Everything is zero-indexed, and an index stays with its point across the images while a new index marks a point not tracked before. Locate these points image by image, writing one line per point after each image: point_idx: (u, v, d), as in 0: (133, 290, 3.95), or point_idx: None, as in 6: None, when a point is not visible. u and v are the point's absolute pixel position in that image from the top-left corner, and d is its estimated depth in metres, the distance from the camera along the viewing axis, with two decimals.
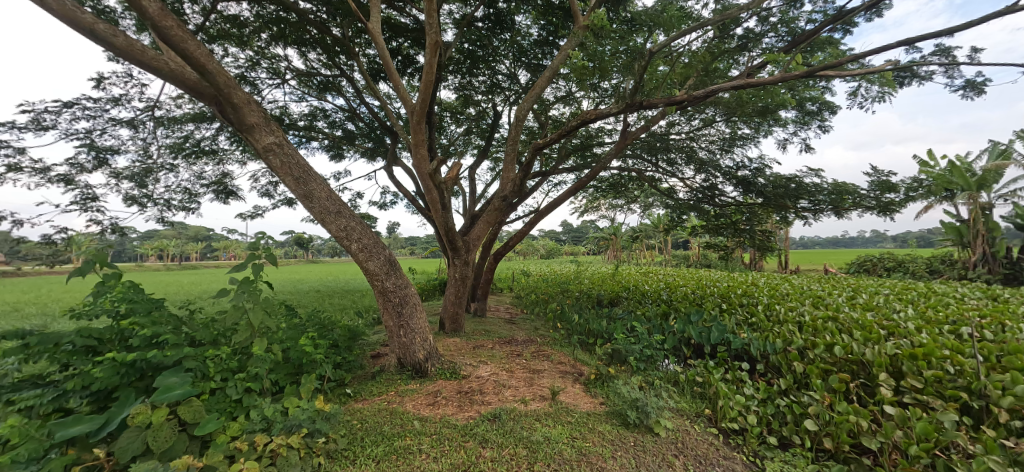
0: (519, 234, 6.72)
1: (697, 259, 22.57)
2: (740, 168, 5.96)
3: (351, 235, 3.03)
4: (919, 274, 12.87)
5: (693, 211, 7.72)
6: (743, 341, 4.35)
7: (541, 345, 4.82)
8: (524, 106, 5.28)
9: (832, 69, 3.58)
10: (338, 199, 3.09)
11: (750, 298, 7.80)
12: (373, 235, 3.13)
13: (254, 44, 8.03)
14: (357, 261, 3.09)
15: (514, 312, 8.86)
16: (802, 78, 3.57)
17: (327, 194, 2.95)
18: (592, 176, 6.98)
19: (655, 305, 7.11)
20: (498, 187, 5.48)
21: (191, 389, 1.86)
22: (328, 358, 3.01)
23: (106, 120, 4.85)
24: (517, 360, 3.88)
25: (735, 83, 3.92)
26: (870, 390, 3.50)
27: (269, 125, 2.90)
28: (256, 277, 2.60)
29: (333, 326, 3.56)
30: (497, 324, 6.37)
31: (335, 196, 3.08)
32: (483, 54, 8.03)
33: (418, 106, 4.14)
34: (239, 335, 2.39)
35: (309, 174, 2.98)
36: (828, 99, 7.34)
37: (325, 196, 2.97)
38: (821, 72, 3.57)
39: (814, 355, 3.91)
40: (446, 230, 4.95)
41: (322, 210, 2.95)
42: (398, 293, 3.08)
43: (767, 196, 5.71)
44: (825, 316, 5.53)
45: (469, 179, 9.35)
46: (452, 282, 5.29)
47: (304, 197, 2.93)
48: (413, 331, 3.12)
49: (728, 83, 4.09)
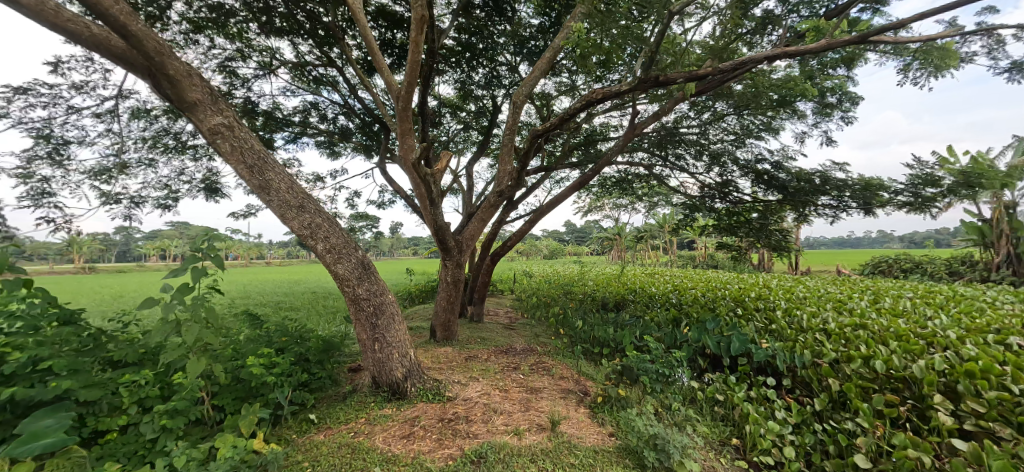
0: (518, 233, 6.28)
1: (703, 260, 22.02)
2: (759, 161, 5.47)
3: (316, 233, 2.61)
4: (938, 276, 12.28)
5: (704, 209, 7.27)
6: (767, 353, 3.91)
7: (542, 355, 4.41)
8: (524, 91, 4.79)
9: (885, 38, 3.06)
10: (304, 191, 2.70)
11: (766, 301, 7.33)
12: (345, 233, 2.72)
13: (242, 35, 7.64)
14: (325, 264, 2.67)
15: (514, 316, 8.45)
16: (853, 43, 3.07)
17: (289, 186, 2.57)
18: (597, 172, 6.49)
19: (665, 310, 6.64)
20: (495, 182, 5.04)
21: (67, 437, 1.54)
22: (290, 378, 2.60)
23: (66, 109, 4.43)
24: (514, 376, 3.45)
25: (770, 54, 3.42)
26: (920, 414, 3.02)
27: (216, 104, 2.53)
28: (195, 283, 2.16)
29: (304, 336, 3.15)
30: (495, 330, 5.94)
31: (300, 188, 2.69)
32: (483, 47, 7.61)
33: (403, 91, 3.74)
34: (166, 357, 1.99)
35: (266, 162, 2.59)
36: (849, 90, 6.87)
37: (286, 187, 2.59)
38: (874, 38, 3.05)
39: (851, 371, 3.46)
40: (438, 229, 4.51)
41: (281, 203, 2.56)
42: (372, 301, 2.65)
43: (790, 193, 5.23)
44: (853, 324, 5.06)
45: (467, 176, 8.92)
46: (444, 286, 4.84)
47: (260, 188, 2.54)
48: (389, 345, 2.68)
49: (760, 54, 3.59)
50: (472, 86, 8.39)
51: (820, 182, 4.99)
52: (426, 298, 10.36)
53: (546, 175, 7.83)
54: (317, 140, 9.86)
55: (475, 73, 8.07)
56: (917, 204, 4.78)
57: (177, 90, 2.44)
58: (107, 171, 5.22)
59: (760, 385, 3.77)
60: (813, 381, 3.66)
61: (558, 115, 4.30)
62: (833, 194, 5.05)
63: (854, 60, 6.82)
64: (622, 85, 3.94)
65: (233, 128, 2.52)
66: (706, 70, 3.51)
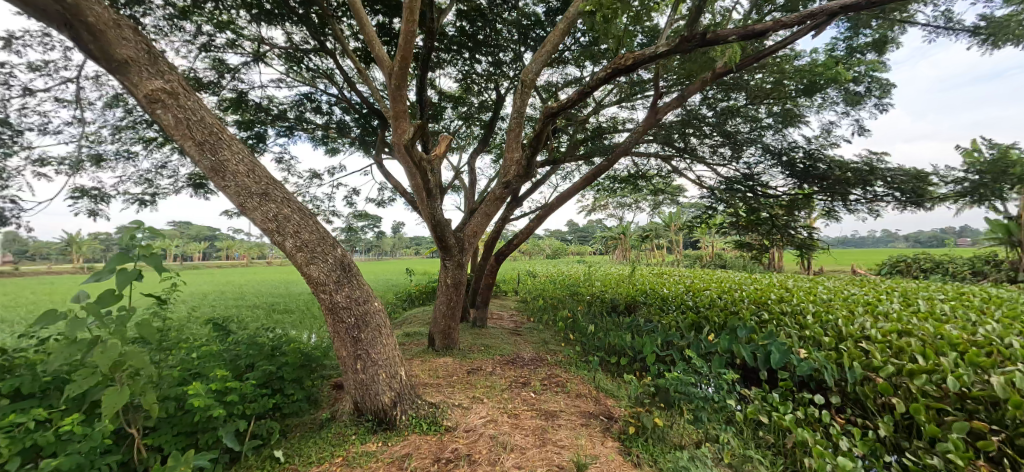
0: (524, 231, 5.81)
1: (710, 259, 21.48)
2: (786, 152, 4.99)
3: (284, 226, 2.17)
4: (961, 276, 11.72)
5: (725, 205, 6.76)
6: (811, 366, 3.44)
7: (553, 366, 3.96)
8: (535, 69, 4.26)
9: None
10: (271, 175, 2.29)
11: (789, 304, 6.83)
12: (320, 229, 2.27)
13: (232, 23, 7.19)
14: (296, 265, 2.21)
15: (519, 320, 7.98)
16: None
17: (248, 169, 2.15)
18: (609, 164, 6.00)
19: (681, 314, 6.17)
20: (501, 173, 4.57)
21: None
22: (253, 405, 2.16)
23: (21, 92, 3.96)
24: (523, 395, 2.99)
25: (845, 7, 2.95)
26: (1011, 445, 2.54)
27: (153, 67, 2.17)
28: (120, 291, 1.68)
29: (277, 350, 2.69)
30: (500, 336, 5.48)
31: (264, 172, 2.27)
32: (484, 36, 7.12)
33: (397, 67, 3.28)
34: (75, 389, 1.54)
35: (220, 138, 2.18)
36: (879, 77, 6.34)
37: (243, 170, 2.17)
38: None
39: (917, 387, 2.98)
40: (436, 226, 4.02)
41: (240, 189, 2.13)
42: (353, 311, 2.18)
43: (828, 183, 4.72)
44: (896, 329, 4.57)
45: (468, 171, 8.48)
46: (443, 289, 4.36)
47: (213, 170, 2.13)
48: (374, 364, 2.20)
49: (825, 12, 3.05)
50: (474, 77, 7.93)
51: (866, 171, 4.45)
52: (427, 300, 9.92)
53: (553, 168, 7.37)
54: (313, 134, 9.43)
55: (477, 64, 7.60)
56: (973, 195, 4.27)
57: (103, 47, 2.09)
58: (77, 161, 4.82)
59: (805, 403, 3.30)
60: (868, 399, 3.19)
61: (577, 91, 3.80)
62: (877, 185, 4.54)
63: (885, 45, 6.28)
64: (656, 45, 3.31)
65: (174, 96, 2.14)
66: (763, 28, 2.93)
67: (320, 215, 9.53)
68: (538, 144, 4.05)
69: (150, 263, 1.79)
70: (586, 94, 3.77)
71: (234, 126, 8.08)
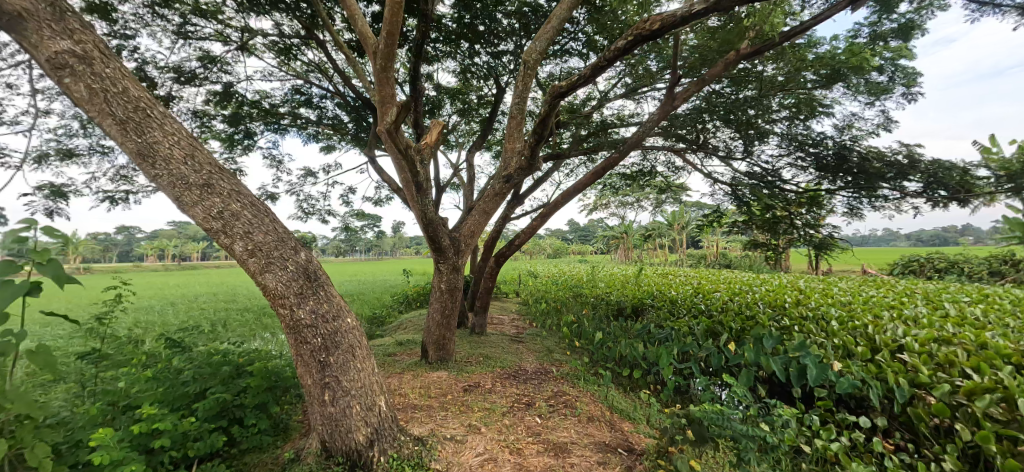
0: (526, 231, 5.39)
1: (714, 259, 21.01)
2: (815, 144, 4.55)
3: (230, 225, 1.92)
4: (978, 276, 11.26)
5: (741, 203, 6.35)
6: (852, 383, 3.06)
7: (560, 381, 3.57)
8: (539, 48, 3.80)
9: None
10: (214, 160, 2.03)
11: (807, 307, 6.45)
12: (278, 230, 1.99)
13: (217, 14, 6.79)
14: (247, 270, 1.96)
15: (521, 325, 7.62)
16: None
17: (184, 155, 1.90)
18: (619, 157, 5.56)
19: (694, 319, 5.77)
20: (500, 165, 4.18)
21: None
22: (196, 446, 1.81)
23: None
24: (526, 420, 2.62)
25: None
26: None
27: (61, 25, 1.87)
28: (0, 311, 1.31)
29: (241, 369, 2.32)
30: (501, 344, 5.11)
31: (205, 157, 2.00)
32: (484, 28, 6.70)
33: (383, 45, 2.87)
34: None
35: (148, 117, 1.91)
36: (905, 65, 5.88)
37: (179, 156, 1.92)
38: None
39: (981, 411, 2.59)
40: (428, 225, 3.62)
41: (174, 179, 1.89)
42: (320, 331, 1.91)
43: (862, 178, 4.32)
44: (934, 337, 4.18)
45: (467, 167, 8.10)
46: (437, 295, 3.97)
47: (140, 155, 1.87)
48: (345, 396, 1.92)
49: None
50: (472, 70, 7.52)
51: (906, 165, 4.04)
52: (425, 303, 9.53)
53: (556, 164, 6.99)
54: (305, 131, 9.04)
55: (477, 57, 7.21)
56: None
57: None
58: (40, 155, 4.45)
59: (845, 426, 2.93)
60: (921, 422, 2.82)
61: (591, 64, 3.31)
62: (913, 180, 4.14)
63: (911, 30, 5.85)
64: (678, 7, 2.89)
65: (87, 62, 1.84)
66: None
67: (313, 214, 9.12)
68: (545, 131, 3.59)
69: (46, 273, 1.43)
70: (604, 67, 3.29)
71: (224, 123, 7.71)
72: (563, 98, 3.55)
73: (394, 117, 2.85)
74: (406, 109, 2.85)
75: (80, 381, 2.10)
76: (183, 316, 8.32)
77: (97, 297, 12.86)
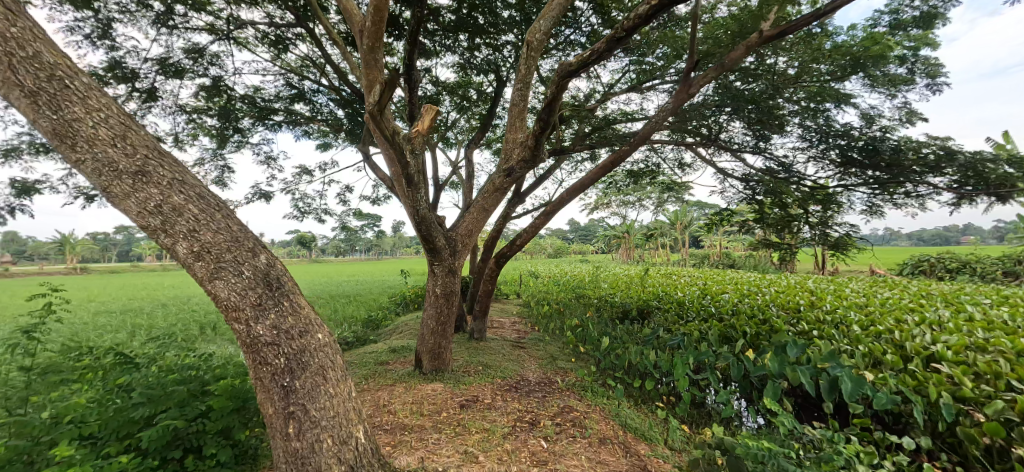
0: (527, 230, 5.09)
1: (717, 259, 20.68)
2: (841, 135, 4.21)
3: (172, 221, 1.74)
4: (993, 277, 10.90)
5: (755, 199, 6.04)
6: (891, 398, 2.76)
7: (564, 393, 3.28)
8: (543, 28, 3.46)
9: None
10: (152, 142, 1.84)
11: (823, 310, 6.14)
12: (230, 229, 1.83)
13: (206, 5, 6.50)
14: (191, 273, 1.80)
15: (522, 328, 7.33)
16: None
17: (111, 136, 1.71)
18: (627, 151, 5.23)
19: (704, 323, 5.48)
20: (501, 158, 3.87)
21: None
22: None
23: None
24: (530, 444, 2.35)
25: None
26: None
27: None
28: None
29: (205, 388, 2.06)
30: (502, 350, 4.82)
31: (139, 138, 1.81)
32: (485, 21, 6.39)
33: (371, 23, 2.57)
34: None
35: (65, 89, 1.70)
36: (927, 56, 5.53)
37: (106, 137, 1.72)
38: None
39: None
40: (421, 223, 3.32)
41: (98, 163, 1.70)
42: (285, 351, 1.79)
43: (893, 170, 4.01)
44: (967, 344, 3.88)
45: (466, 164, 7.81)
46: (432, 300, 3.67)
47: (57, 134, 1.68)
48: (313, 427, 1.80)
49: None
50: (471, 65, 7.22)
51: (942, 157, 3.73)
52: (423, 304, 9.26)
53: (559, 160, 6.71)
54: (301, 128, 8.74)
55: (476, 52, 6.91)
56: None
57: None
58: (8, 150, 4.15)
59: (884, 448, 2.64)
60: (972, 445, 2.52)
61: (604, 38, 3.02)
62: (944, 176, 3.85)
63: (934, 19, 5.51)
64: None
65: None
66: None
67: (308, 213, 8.84)
68: (552, 118, 3.32)
69: None
70: (620, 41, 2.98)
71: (214, 118, 7.41)
72: (574, 78, 3.22)
73: (378, 98, 2.54)
74: (392, 87, 2.52)
75: (15, 406, 1.83)
76: (172, 319, 8.05)
77: (89, 298, 12.61)
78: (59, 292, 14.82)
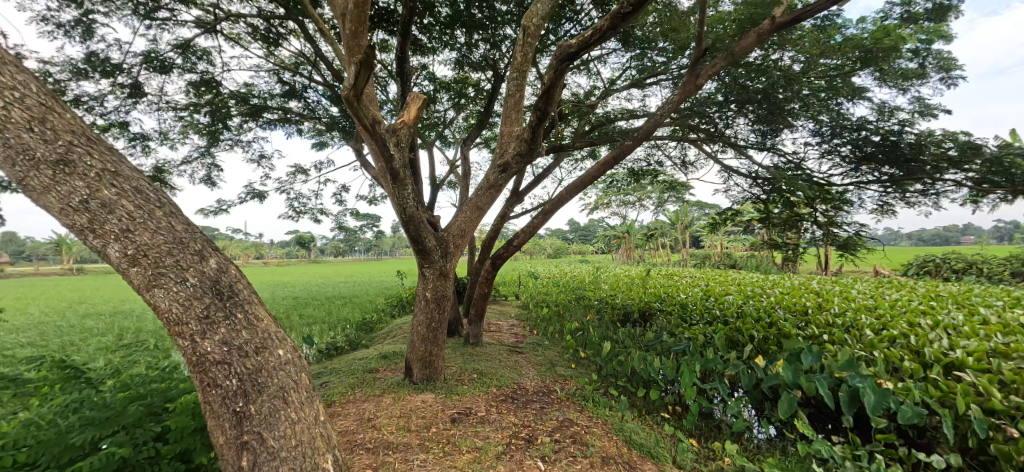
0: (525, 230, 4.89)
1: (718, 259, 20.45)
2: (857, 129, 4.00)
3: (102, 218, 1.63)
4: (1001, 278, 10.69)
5: (762, 199, 5.84)
6: (916, 411, 2.56)
7: (564, 404, 3.08)
8: (542, 11, 3.27)
9: None
10: (78, 127, 1.72)
11: (831, 312, 5.95)
12: (172, 229, 1.74)
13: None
14: (124, 277, 1.70)
15: (521, 332, 7.14)
16: None
17: (28, 119, 1.59)
18: (630, 148, 5.02)
19: (709, 326, 5.29)
20: (498, 154, 3.67)
21: None
22: None
23: None
24: (526, 466, 2.16)
25: None
26: None
27: None
28: None
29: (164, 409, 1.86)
30: (499, 356, 4.62)
31: (62, 122, 1.69)
32: (482, 17, 6.20)
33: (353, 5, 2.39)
34: None
35: None
36: (939, 50, 5.34)
37: (23, 119, 1.60)
38: None
39: None
40: (410, 223, 3.12)
41: (9, 149, 1.59)
42: (242, 369, 1.75)
43: (909, 166, 3.81)
44: (986, 350, 3.69)
45: (462, 162, 7.59)
46: (422, 305, 3.47)
47: None
48: (272, 453, 1.75)
49: None
50: (468, 62, 7.02)
51: (960, 153, 3.55)
52: None
53: (559, 158, 6.51)
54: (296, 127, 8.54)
55: (474, 48, 6.71)
56: None
57: None
58: None
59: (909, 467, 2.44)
60: (1007, 464, 2.32)
61: (606, 17, 2.81)
62: (963, 171, 3.66)
63: (947, 11, 5.31)
64: None
65: None
66: None
67: (304, 213, 8.65)
68: (550, 105, 3.11)
69: None
70: (625, 17, 2.76)
71: (205, 115, 7.21)
72: (574, 63, 3.00)
73: (353, 81, 2.31)
74: (368, 68, 2.29)
75: None
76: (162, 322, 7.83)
77: (80, 300, 12.33)
78: (49, 293, 14.59)
